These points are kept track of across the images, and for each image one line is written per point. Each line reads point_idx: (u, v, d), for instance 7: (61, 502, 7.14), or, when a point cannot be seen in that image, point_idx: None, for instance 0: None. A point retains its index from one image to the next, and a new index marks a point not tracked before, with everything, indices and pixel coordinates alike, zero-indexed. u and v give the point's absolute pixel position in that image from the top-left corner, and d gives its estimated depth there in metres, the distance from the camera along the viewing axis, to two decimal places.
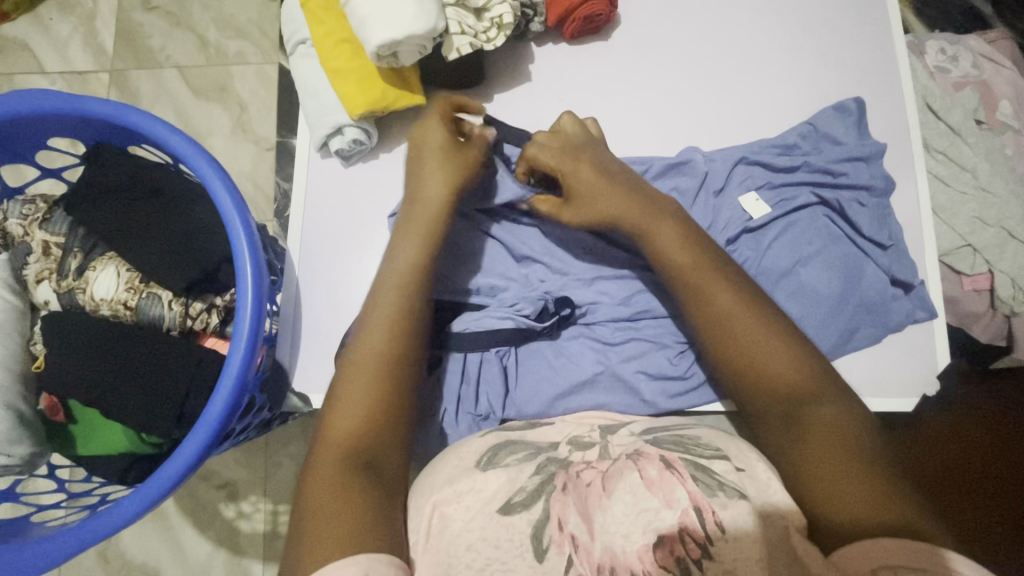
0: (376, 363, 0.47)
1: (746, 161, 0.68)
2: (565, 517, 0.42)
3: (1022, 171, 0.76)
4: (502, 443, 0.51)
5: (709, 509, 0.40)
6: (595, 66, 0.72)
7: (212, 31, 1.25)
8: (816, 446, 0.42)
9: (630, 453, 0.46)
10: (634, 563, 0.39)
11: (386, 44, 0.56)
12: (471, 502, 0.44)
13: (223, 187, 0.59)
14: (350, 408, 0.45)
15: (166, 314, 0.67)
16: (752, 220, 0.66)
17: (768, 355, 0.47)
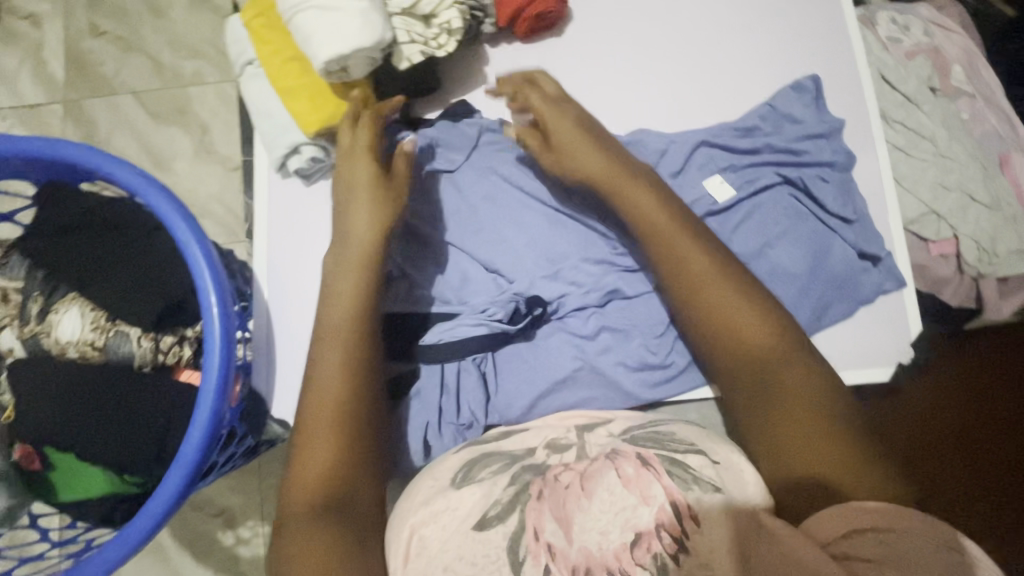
0: (329, 407, 0.46)
1: (706, 146, 0.68)
2: (541, 526, 0.42)
3: (978, 134, 0.78)
4: (478, 456, 0.50)
5: (684, 504, 0.40)
6: (552, 63, 0.71)
7: (166, 53, 1.22)
8: (782, 410, 0.44)
9: (609, 451, 0.46)
10: (611, 561, 0.40)
11: (334, 59, 0.55)
12: (447, 521, 0.44)
13: (180, 218, 0.58)
14: (315, 445, 0.44)
15: (136, 352, 0.65)
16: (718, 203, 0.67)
17: (737, 321, 0.48)
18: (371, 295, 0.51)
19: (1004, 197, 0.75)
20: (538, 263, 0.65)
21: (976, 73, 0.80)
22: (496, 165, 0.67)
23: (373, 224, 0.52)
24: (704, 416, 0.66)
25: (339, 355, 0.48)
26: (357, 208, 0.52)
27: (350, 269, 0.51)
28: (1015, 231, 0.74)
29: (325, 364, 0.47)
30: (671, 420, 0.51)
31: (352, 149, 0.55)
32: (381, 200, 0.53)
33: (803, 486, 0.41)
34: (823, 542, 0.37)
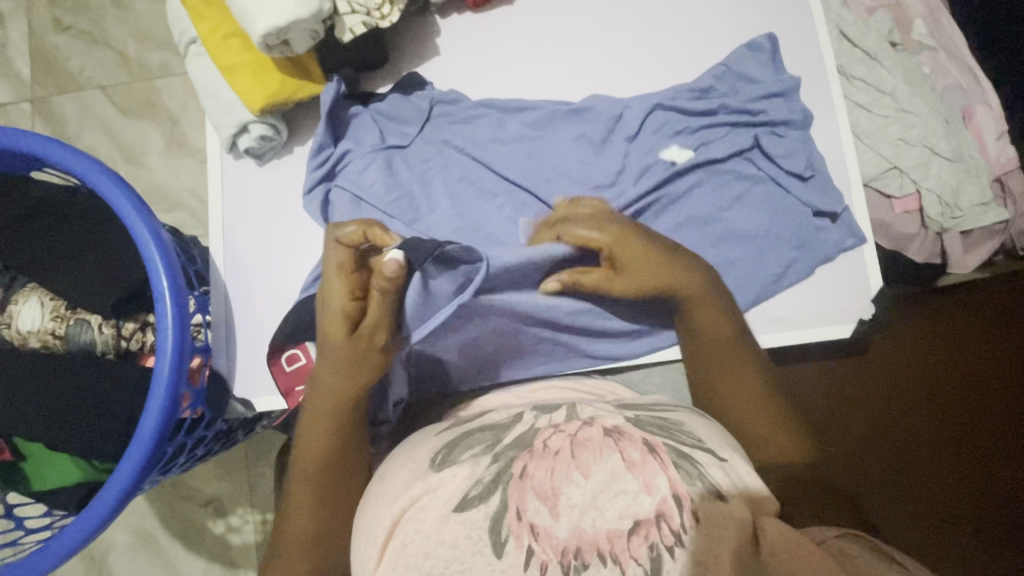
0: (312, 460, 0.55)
1: (660, 110, 0.68)
2: (524, 506, 0.42)
3: (941, 88, 0.77)
4: (459, 439, 0.50)
5: (687, 498, 0.41)
6: (504, 32, 0.70)
7: (130, 46, 1.20)
8: (755, 419, 0.56)
9: (611, 428, 0.47)
10: (603, 543, 0.40)
11: (272, 32, 0.55)
12: (426, 503, 0.45)
13: (128, 201, 0.57)
14: (301, 490, 0.54)
15: (98, 339, 0.66)
16: (675, 168, 0.66)
17: (727, 371, 0.60)
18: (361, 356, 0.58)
19: (966, 150, 0.74)
20: (490, 229, 0.64)
21: (940, 24, 0.79)
22: (451, 136, 0.67)
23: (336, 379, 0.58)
24: (670, 380, 0.65)
25: (320, 424, 0.57)
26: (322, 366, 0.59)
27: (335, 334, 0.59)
28: (978, 182, 0.73)
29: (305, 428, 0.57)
30: (671, 408, 0.52)
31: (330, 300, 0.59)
32: (341, 364, 0.58)
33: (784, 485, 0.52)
34: (819, 538, 0.44)
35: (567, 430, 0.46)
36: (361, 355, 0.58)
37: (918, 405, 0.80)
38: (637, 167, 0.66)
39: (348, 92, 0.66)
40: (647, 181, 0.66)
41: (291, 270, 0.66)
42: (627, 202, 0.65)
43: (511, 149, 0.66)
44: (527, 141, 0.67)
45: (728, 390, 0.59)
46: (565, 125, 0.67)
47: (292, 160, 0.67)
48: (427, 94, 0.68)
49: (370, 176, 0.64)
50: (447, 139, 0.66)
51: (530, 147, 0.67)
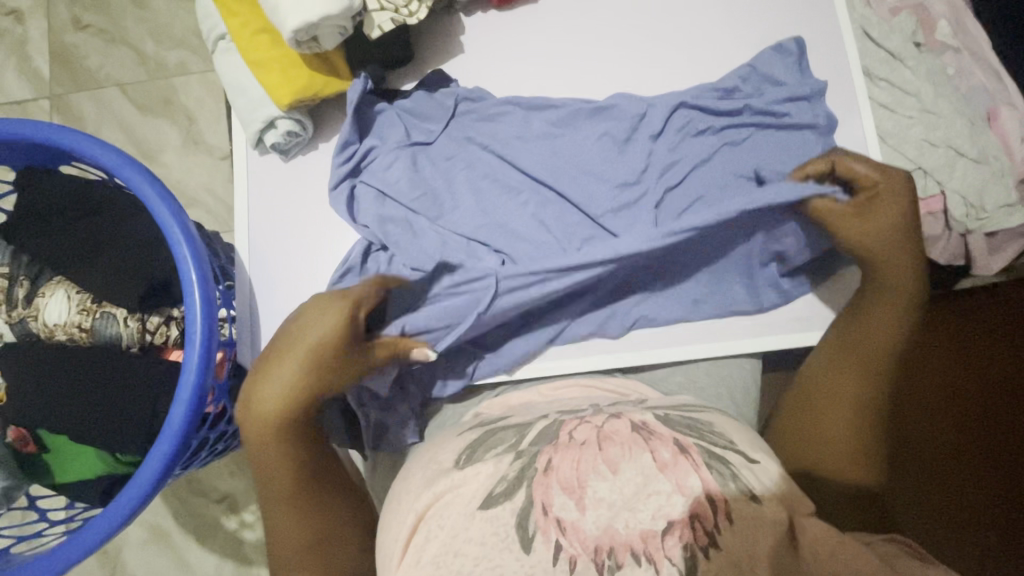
0: (285, 478, 0.53)
1: (682, 109, 0.67)
2: (550, 501, 0.41)
3: (965, 89, 0.76)
4: (483, 439, 0.49)
5: (721, 499, 0.41)
6: (528, 31, 0.70)
7: (149, 44, 1.21)
8: (841, 420, 0.56)
9: (639, 424, 0.46)
10: (637, 543, 0.40)
11: (302, 28, 0.55)
12: (451, 499, 0.44)
13: (157, 195, 0.58)
14: (281, 514, 0.53)
15: (122, 332, 0.65)
16: (696, 167, 0.66)
17: (862, 362, 0.57)
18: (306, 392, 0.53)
19: (990, 151, 0.73)
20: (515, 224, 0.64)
21: (963, 25, 0.78)
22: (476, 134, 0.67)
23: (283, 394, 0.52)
24: (690, 378, 0.65)
25: (278, 436, 0.52)
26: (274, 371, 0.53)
27: (285, 371, 0.53)
28: (1003, 184, 0.72)
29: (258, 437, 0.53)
30: (701, 410, 0.51)
31: (321, 309, 0.54)
32: (296, 378, 0.53)
33: (819, 483, 0.55)
34: (865, 540, 0.45)
35: (592, 422, 0.46)
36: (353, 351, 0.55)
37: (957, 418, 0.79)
38: (660, 167, 0.66)
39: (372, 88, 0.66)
40: (667, 182, 0.65)
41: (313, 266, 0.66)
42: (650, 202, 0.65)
43: (531, 147, 0.66)
44: (550, 139, 0.67)
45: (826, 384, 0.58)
46: (585, 125, 0.67)
47: (318, 157, 0.67)
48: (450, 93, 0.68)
49: (394, 172, 0.65)
50: (471, 134, 0.67)
51: (552, 145, 0.67)
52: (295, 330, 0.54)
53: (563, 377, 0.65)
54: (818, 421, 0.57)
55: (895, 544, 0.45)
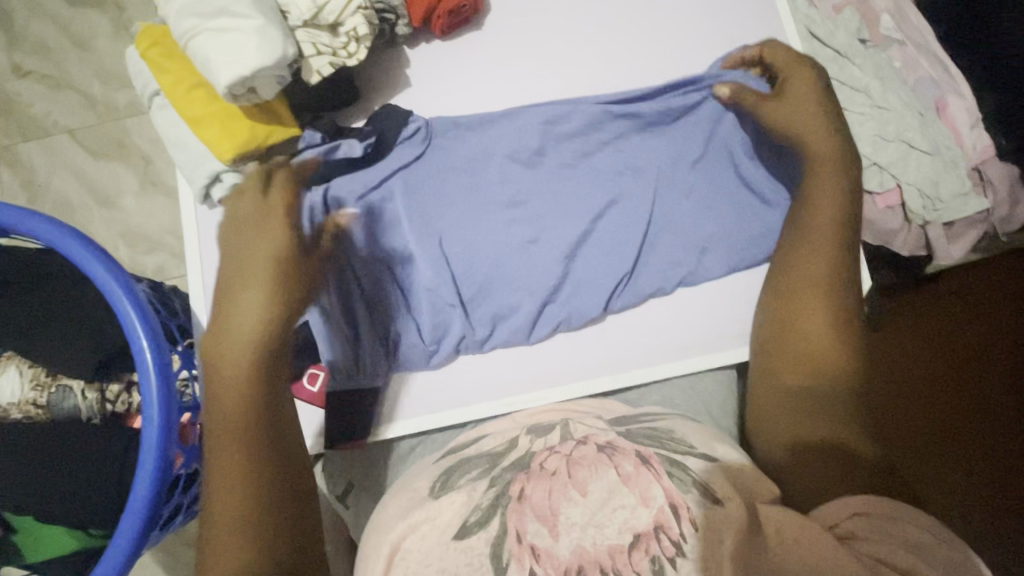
0: (236, 434, 0.46)
1: (607, 133, 0.67)
2: (524, 528, 0.40)
3: (913, 81, 0.77)
4: (455, 467, 0.50)
5: (683, 507, 0.40)
6: (474, 59, 0.70)
7: (97, 87, 1.17)
8: (820, 341, 0.51)
9: (604, 445, 0.45)
10: (604, 560, 0.39)
11: (237, 81, 0.53)
12: (427, 530, 0.44)
13: (100, 264, 0.56)
14: (234, 487, 0.44)
15: (82, 404, 0.62)
16: (615, 184, 0.66)
17: (816, 265, 0.55)
18: (276, 316, 0.49)
19: (943, 141, 0.74)
20: (447, 249, 0.64)
21: (906, 18, 0.79)
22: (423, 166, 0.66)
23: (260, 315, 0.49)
24: (667, 397, 0.63)
25: (235, 386, 0.47)
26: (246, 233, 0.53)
27: (256, 295, 0.49)
28: (957, 173, 0.73)
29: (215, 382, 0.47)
30: (660, 416, 0.52)
31: (242, 194, 0.54)
32: (272, 285, 0.50)
33: (797, 418, 0.50)
34: (829, 522, 0.41)
35: (563, 450, 0.45)
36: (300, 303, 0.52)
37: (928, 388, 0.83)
38: (587, 182, 0.67)
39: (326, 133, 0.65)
40: (589, 191, 0.66)
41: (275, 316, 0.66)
42: (577, 215, 0.66)
43: (449, 168, 0.66)
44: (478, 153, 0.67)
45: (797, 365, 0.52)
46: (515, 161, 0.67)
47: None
48: (374, 133, 0.65)
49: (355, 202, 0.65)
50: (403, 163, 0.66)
51: (474, 170, 0.66)
52: (231, 249, 0.52)
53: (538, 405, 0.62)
54: (813, 389, 0.50)
55: (859, 518, 0.40)
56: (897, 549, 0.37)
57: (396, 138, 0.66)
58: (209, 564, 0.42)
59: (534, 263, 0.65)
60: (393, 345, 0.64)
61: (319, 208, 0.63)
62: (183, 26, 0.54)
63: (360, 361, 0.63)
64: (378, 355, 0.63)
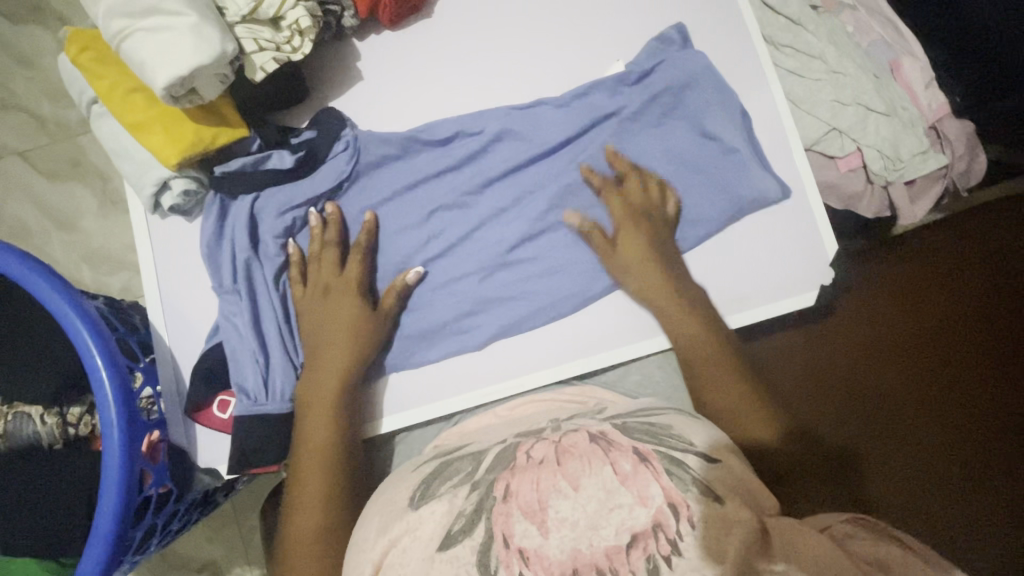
0: (314, 461, 0.57)
1: (557, 128, 0.66)
2: (510, 531, 0.39)
3: (866, 44, 0.77)
4: (437, 475, 0.48)
5: (683, 506, 0.38)
6: (426, 50, 0.68)
7: (45, 105, 1.13)
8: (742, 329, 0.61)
9: (596, 434, 0.44)
10: (601, 561, 0.37)
11: (176, 82, 0.51)
12: (409, 543, 0.43)
13: (47, 284, 0.53)
14: (307, 498, 0.55)
15: (41, 430, 0.60)
16: (558, 182, 0.66)
17: (721, 257, 0.64)
18: (352, 376, 0.60)
19: (899, 102, 0.74)
20: (395, 257, 0.65)
21: None
22: (378, 160, 0.66)
23: (344, 363, 0.60)
24: (647, 376, 0.64)
25: (327, 419, 0.58)
26: (331, 304, 0.62)
27: (338, 348, 0.60)
28: (915, 132, 0.73)
29: (310, 427, 0.58)
30: (659, 410, 0.50)
31: (318, 262, 0.63)
32: (353, 337, 0.61)
33: (745, 412, 0.56)
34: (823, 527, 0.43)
35: (550, 439, 0.44)
36: (382, 330, 0.62)
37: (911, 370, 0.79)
38: (538, 169, 0.66)
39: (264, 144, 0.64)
40: (541, 181, 0.66)
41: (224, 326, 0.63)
42: (527, 207, 0.65)
43: (372, 181, 0.65)
44: (408, 156, 0.66)
45: (736, 389, 0.57)
46: (464, 160, 0.66)
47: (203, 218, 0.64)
48: (304, 147, 0.64)
49: (266, 223, 0.63)
50: (332, 184, 0.64)
51: (404, 177, 0.66)
52: (313, 323, 0.62)
53: (520, 395, 0.63)
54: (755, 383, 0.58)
55: (851, 523, 0.43)
56: (893, 550, 0.39)
57: (328, 153, 0.65)
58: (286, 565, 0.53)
59: (473, 258, 0.65)
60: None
61: (246, 224, 0.63)
62: (114, 26, 0.51)
63: (269, 386, 0.62)
64: (289, 380, 0.62)
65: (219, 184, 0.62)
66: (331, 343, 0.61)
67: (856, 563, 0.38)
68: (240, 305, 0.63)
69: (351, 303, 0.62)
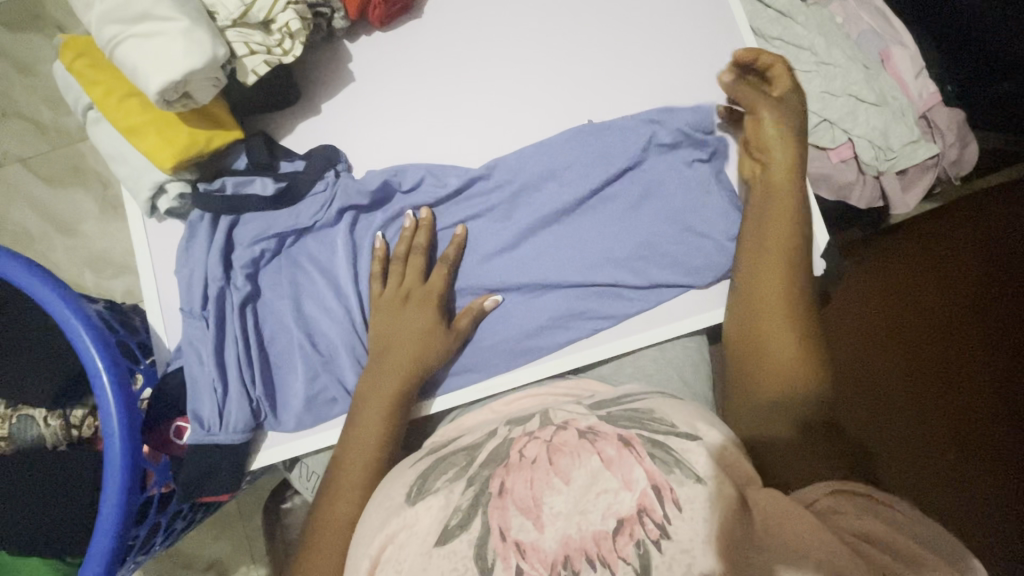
0: (359, 472, 0.54)
1: (545, 162, 0.65)
2: (507, 524, 0.38)
3: (855, 35, 0.78)
4: (434, 465, 0.47)
5: (667, 488, 0.37)
6: (417, 48, 0.69)
7: (46, 112, 1.14)
8: (765, 304, 0.55)
9: (585, 429, 0.42)
10: (590, 546, 0.36)
11: (169, 87, 0.52)
12: (405, 539, 0.41)
13: (48, 289, 0.54)
14: (339, 510, 0.51)
15: (45, 432, 0.62)
16: (532, 207, 0.65)
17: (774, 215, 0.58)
18: (423, 370, 0.59)
19: (889, 92, 0.74)
20: (346, 299, 0.63)
21: None
22: (357, 200, 0.64)
23: (416, 352, 0.59)
24: (640, 367, 0.64)
25: (381, 416, 0.57)
26: (412, 311, 0.61)
27: (410, 346, 0.59)
28: (905, 122, 0.73)
29: (365, 412, 0.57)
30: (645, 396, 0.48)
31: (405, 263, 0.63)
32: (429, 338, 0.60)
33: (756, 403, 0.53)
34: (808, 500, 0.41)
35: (542, 436, 0.43)
36: (452, 346, 0.61)
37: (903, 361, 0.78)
38: (521, 193, 0.65)
39: (251, 162, 0.64)
40: (521, 207, 0.65)
41: (202, 339, 0.61)
42: (501, 235, 0.65)
43: (359, 217, 0.65)
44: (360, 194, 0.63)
45: (772, 353, 0.53)
46: (438, 204, 0.66)
47: (185, 239, 0.63)
48: (288, 177, 0.64)
49: (252, 249, 0.63)
50: (305, 228, 0.64)
51: (369, 218, 0.65)
52: (384, 332, 0.61)
53: (514, 390, 0.63)
54: (766, 358, 0.53)
55: (838, 495, 0.40)
56: (876, 523, 0.37)
57: (309, 190, 0.64)
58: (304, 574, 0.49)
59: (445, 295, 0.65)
60: (264, 402, 0.61)
61: (221, 249, 0.62)
62: (106, 34, 0.52)
63: (225, 416, 0.60)
64: (244, 412, 0.60)
65: (199, 203, 0.62)
66: (401, 340, 0.60)
67: (839, 537, 0.36)
68: (206, 330, 0.61)
69: (431, 308, 0.61)
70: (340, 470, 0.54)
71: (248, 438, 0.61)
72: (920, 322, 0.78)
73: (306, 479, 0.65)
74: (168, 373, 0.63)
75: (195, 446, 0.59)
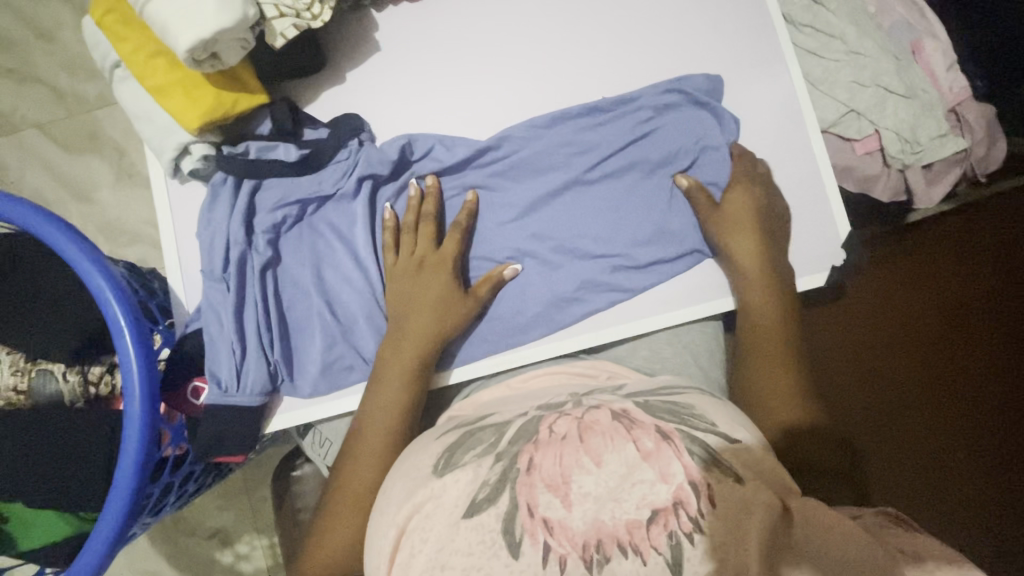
0: (379, 439, 0.54)
1: (561, 138, 0.66)
2: (535, 501, 0.38)
3: (887, 26, 0.77)
4: (460, 441, 0.45)
5: (704, 485, 0.37)
6: (444, 21, 0.68)
7: (63, 78, 1.14)
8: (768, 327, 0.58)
9: (619, 411, 0.42)
10: (622, 534, 0.36)
11: (197, 46, 0.52)
12: (432, 510, 0.40)
13: (72, 244, 0.54)
14: (360, 478, 0.52)
15: (63, 388, 0.62)
16: (552, 183, 0.65)
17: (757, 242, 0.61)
18: (439, 340, 0.59)
19: (919, 84, 0.73)
20: (365, 267, 0.63)
21: None
22: (377, 169, 0.64)
23: (431, 321, 0.59)
24: (655, 351, 0.63)
25: (400, 385, 0.57)
26: (431, 280, 0.61)
27: (425, 315, 0.59)
28: (934, 116, 0.72)
29: (385, 379, 0.57)
30: (685, 390, 0.47)
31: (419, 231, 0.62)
32: (444, 307, 0.60)
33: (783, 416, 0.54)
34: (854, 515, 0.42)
35: (573, 415, 0.42)
36: (470, 315, 0.61)
37: (911, 366, 0.80)
38: (543, 167, 0.65)
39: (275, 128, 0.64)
40: (544, 183, 0.65)
41: (222, 301, 0.61)
42: (515, 210, 0.65)
43: (380, 185, 0.65)
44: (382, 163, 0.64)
45: (776, 366, 0.56)
46: (444, 173, 0.66)
47: (207, 202, 0.64)
48: (310, 144, 0.64)
49: (270, 216, 0.63)
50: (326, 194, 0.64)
51: (388, 186, 0.65)
52: (400, 298, 0.61)
53: (529, 369, 0.63)
54: (784, 375, 0.56)
55: (886, 517, 0.42)
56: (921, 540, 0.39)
57: (332, 158, 0.64)
58: (324, 536, 0.50)
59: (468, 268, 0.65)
60: (281, 365, 0.62)
61: (242, 213, 0.62)
62: None
63: (242, 379, 0.60)
64: (261, 375, 0.61)
65: (222, 165, 0.62)
66: (416, 309, 0.60)
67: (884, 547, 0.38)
68: (225, 294, 0.61)
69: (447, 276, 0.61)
70: (360, 437, 0.55)
71: (263, 401, 0.61)
72: (921, 334, 0.80)
73: (320, 447, 0.64)
74: (187, 334, 0.63)
75: (211, 407, 0.59)
